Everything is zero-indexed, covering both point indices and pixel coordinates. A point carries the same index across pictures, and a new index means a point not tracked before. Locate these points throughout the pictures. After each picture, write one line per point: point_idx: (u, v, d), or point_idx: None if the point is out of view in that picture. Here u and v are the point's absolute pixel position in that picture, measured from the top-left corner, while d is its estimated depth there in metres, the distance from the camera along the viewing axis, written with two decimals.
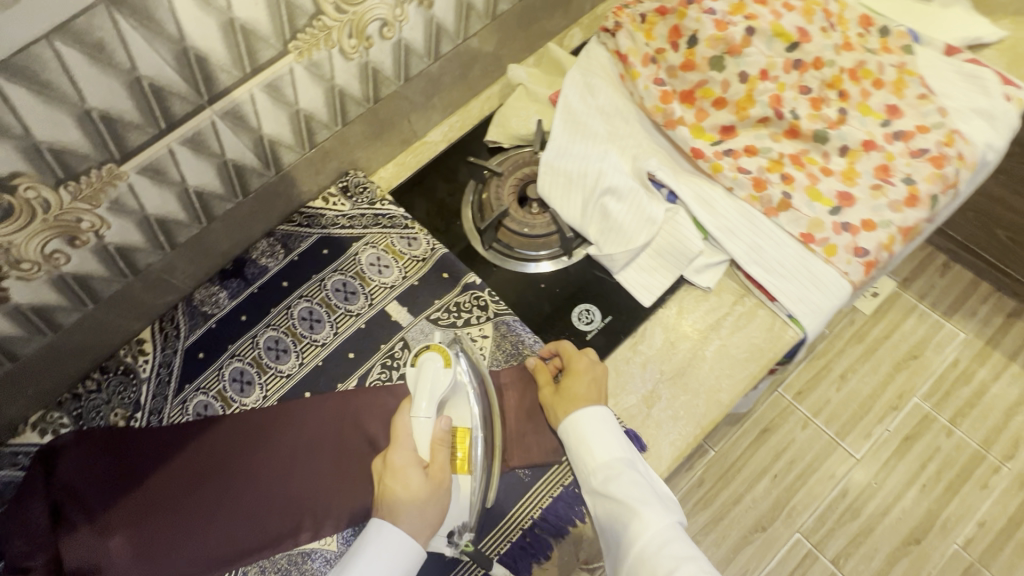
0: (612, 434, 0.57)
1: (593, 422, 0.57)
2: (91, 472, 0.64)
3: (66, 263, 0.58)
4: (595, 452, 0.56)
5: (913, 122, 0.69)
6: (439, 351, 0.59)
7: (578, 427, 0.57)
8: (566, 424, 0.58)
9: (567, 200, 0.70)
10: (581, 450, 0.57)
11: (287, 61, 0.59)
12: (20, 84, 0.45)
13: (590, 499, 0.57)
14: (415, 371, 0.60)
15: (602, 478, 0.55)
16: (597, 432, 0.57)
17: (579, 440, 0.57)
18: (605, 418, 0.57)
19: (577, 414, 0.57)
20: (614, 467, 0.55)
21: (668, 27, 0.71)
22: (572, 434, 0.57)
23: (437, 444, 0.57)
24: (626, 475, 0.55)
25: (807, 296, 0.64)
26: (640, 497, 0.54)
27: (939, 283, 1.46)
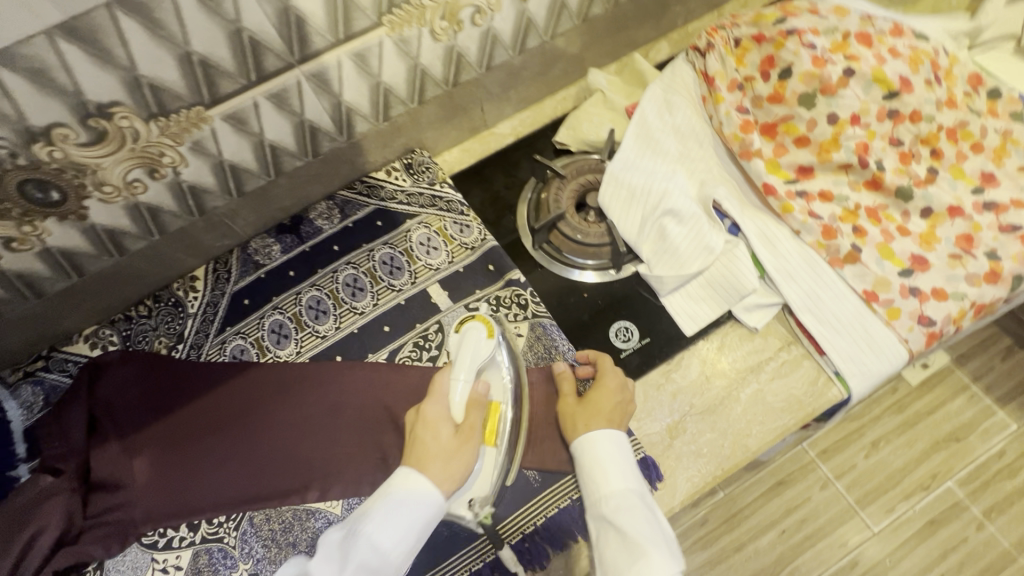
0: (626, 463, 0.55)
1: (611, 444, 0.55)
2: (128, 394, 0.68)
3: (143, 193, 0.61)
4: (609, 478, 0.54)
5: (1009, 194, 0.65)
6: (483, 321, 0.59)
7: (593, 448, 0.55)
8: (581, 442, 0.56)
9: (626, 213, 0.69)
10: (594, 473, 0.55)
11: (378, 33, 0.61)
12: (135, 19, 0.47)
13: (597, 530, 0.54)
14: (457, 337, 0.60)
15: (613, 507, 0.53)
16: (612, 457, 0.55)
17: (594, 462, 0.55)
18: (623, 444, 0.56)
19: (594, 433, 0.56)
20: (626, 496, 0.53)
21: (762, 55, 0.69)
22: (587, 454, 0.55)
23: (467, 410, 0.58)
24: (636, 509, 0.52)
25: (859, 356, 0.60)
26: (650, 536, 0.50)
27: (998, 367, 1.37)
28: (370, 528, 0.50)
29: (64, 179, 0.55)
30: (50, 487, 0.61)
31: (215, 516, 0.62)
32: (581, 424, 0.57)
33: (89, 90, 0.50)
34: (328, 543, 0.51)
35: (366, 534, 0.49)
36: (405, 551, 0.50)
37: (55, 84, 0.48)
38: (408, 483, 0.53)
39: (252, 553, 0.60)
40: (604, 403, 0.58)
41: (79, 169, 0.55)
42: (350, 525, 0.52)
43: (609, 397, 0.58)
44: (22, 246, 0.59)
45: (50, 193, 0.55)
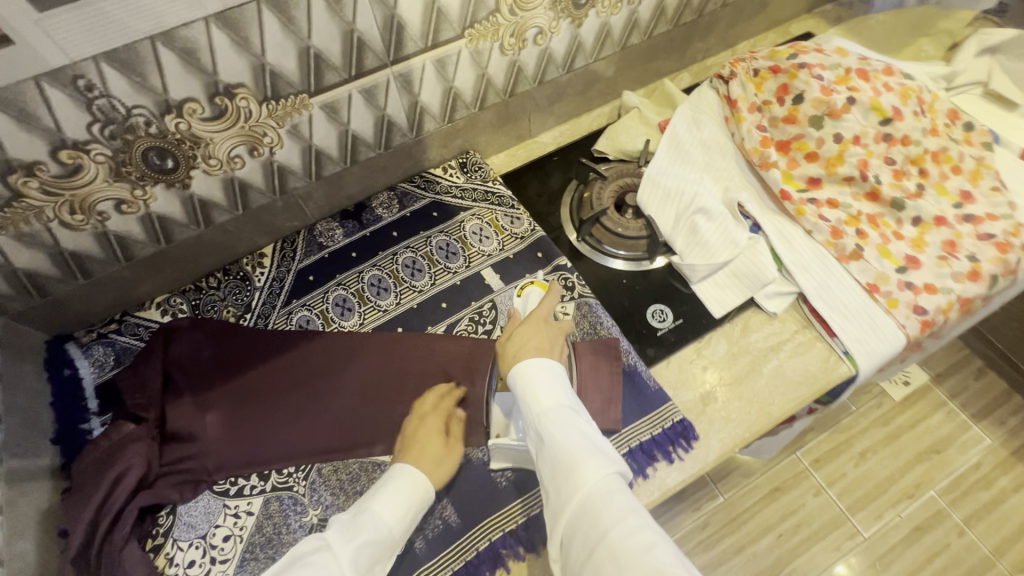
0: (557, 383, 0.57)
1: (542, 369, 0.58)
2: (199, 356, 0.72)
3: (240, 168, 0.69)
4: (541, 397, 0.56)
5: (984, 209, 0.76)
6: (539, 286, 0.74)
7: (525, 373, 0.58)
8: (514, 371, 0.59)
9: (661, 210, 0.79)
10: (528, 393, 0.57)
11: (458, 44, 0.70)
12: (275, 14, 0.56)
13: (534, 449, 0.55)
14: (520, 300, 0.73)
15: (546, 423, 0.54)
16: (543, 379, 0.57)
17: (527, 386, 0.57)
18: (554, 368, 0.59)
19: (527, 361, 0.58)
20: (559, 412, 0.55)
21: (778, 83, 0.80)
22: (521, 379, 0.58)
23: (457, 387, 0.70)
24: (567, 421, 0.54)
25: (865, 337, 0.69)
26: (582, 444, 0.53)
27: (972, 386, 1.48)
28: (376, 505, 0.58)
29: (181, 149, 0.62)
30: (133, 433, 0.65)
31: (284, 467, 0.66)
32: (513, 354, 0.61)
33: (223, 72, 0.58)
34: (338, 522, 0.57)
35: (372, 512, 0.57)
36: (405, 525, 0.57)
37: (199, 64, 0.56)
38: (396, 475, 0.60)
39: (321, 500, 0.64)
40: (540, 337, 0.62)
41: (196, 141, 0.62)
42: (356, 506, 0.59)
43: (539, 333, 0.63)
44: (129, 209, 0.65)
45: (166, 160, 0.62)
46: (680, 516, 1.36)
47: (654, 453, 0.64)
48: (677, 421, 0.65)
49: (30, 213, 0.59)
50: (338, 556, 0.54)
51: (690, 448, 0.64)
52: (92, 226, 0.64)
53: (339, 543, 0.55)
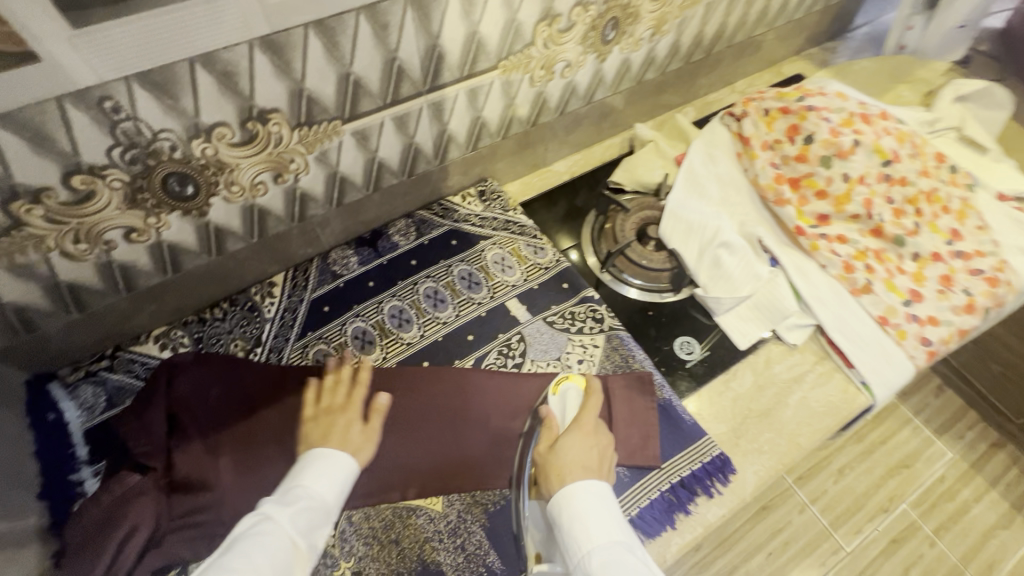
0: (610, 516, 0.53)
1: (589, 497, 0.54)
2: (207, 395, 0.66)
3: (262, 195, 0.65)
4: (590, 532, 0.51)
5: (972, 246, 0.81)
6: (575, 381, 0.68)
7: (572, 503, 0.53)
8: (558, 499, 0.54)
9: (685, 244, 0.80)
10: (576, 528, 0.52)
11: (492, 75, 0.70)
12: (321, 40, 0.53)
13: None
14: (555, 399, 0.67)
15: (597, 565, 0.49)
16: (592, 511, 0.53)
17: (574, 519, 0.52)
18: (601, 496, 0.54)
19: (571, 488, 0.54)
20: (610, 551, 0.50)
21: (788, 123, 0.84)
22: (567, 510, 0.53)
23: (343, 361, 0.68)
24: (625, 561, 0.49)
25: (880, 368, 0.73)
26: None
27: (933, 403, 1.58)
28: (306, 480, 0.55)
29: (204, 176, 0.58)
30: (138, 486, 0.59)
31: None
32: (558, 471, 0.57)
33: (260, 96, 0.54)
34: (266, 502, 0.53)
35: (304, 487, 0.55)
36: (338, 492, 0.56)
37: (236, 88, 0.52)
38: (319, 453, 0.59)
39: (354, 550, 0.59)
40: (588, 454, 0.58)
41: (220, 167, 0.58)
42: (283, 486, 0.55)
43: (588, 446, 0.59)
44: (139, 237, 0.60)
45: (187, 187, 0.58)
46: None
47: (695, 489, 0.64)
48: (715, 456, 0.66)
49: (29, 243, 0.53)
50: (285, 523, 0.51)
51: (730, 482, 0.64)
52: (96, 256, 0.58)
53: (280, 509, 0.52)
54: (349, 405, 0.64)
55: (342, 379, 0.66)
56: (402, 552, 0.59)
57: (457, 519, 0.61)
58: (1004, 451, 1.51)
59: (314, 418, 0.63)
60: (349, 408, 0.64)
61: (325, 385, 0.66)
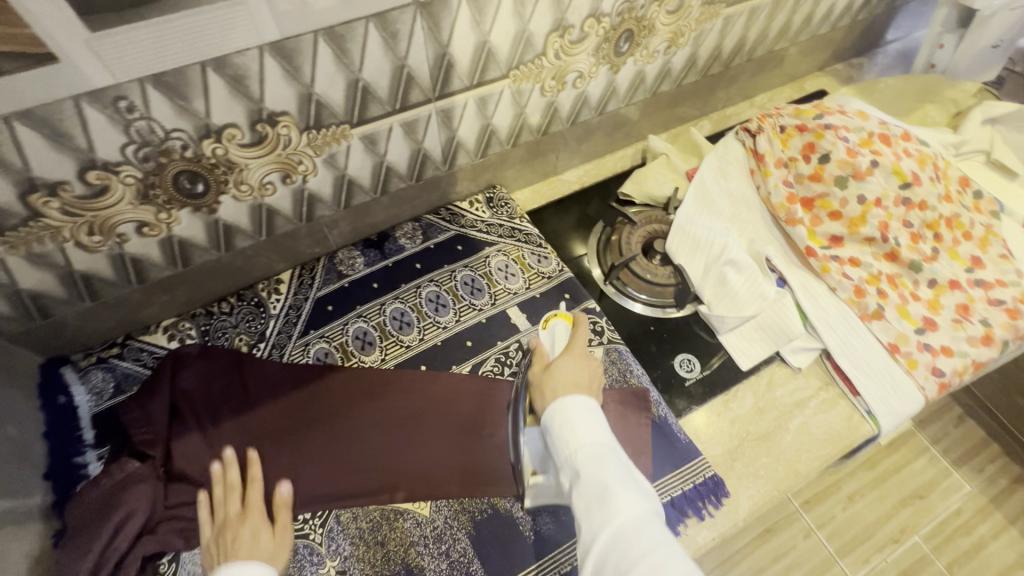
0: (597, 418, 0.56)
1: (579, 402, 0.57)
2: (208, 388, 0.68)
3: (270, 195, 0.66)
4: (578, 432, 0.54)
5: (994, 275, 0.78)
6: (564, 318, 0.74)
7: (564, 406, 0.56)
8: (552, 405, 0.57)
9: (690, 259, 0.79)
10: (565, 427, 0.55)
11: (502, 84, 0.70)
12: (331, 47, 0.54)
13: (569, 487, 0.53)
14: (545, 333, 0.73)
15: (582, 458, 0.52)
16: (581, 412, 0.56)
17: (565, 421, 0.55)
18: (592, 404, 0.57)
19: (565, 398, 0.57)
20: (595, 447, 0.53)
21: (804, 141, 0.82)
22: (558, 412, 0.56)
23: (227, 463, 0.61)
24: (606, 455, 0.52)
25: (887, 398, 0.70)
26: (618, 477, 0.50)
27: (953, 433, 1.53)
28: None
29: (214, 174, 0.59)
30: (137, 472, 0.61)
31: (300, 513, 0.62)
32: (552, 388, 0.60)
33: (270, 100, 0.56)
34: None
35: None
36: None
37: (246, 91, 0.53)
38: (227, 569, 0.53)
39: (340, 550, 0.60)
40: (580, 372, 0.62)
41: (230, 167, 0.60)
42: None
43: (579, 366, 0.63)
44: (151, 231, 0.61)
45: (197, 184, 0.59)
46: None
47: (685, 510, 0.63)
48: (707, 477, 0.65)
49: (45, 233, 0.55)
50: None
51: (721, 506, 0.63)
52: (109, 247, 0.60)
53: None
54: (247, 510, 0.59)
55: (231, 485, 0.61)
56: (387, 554, 0.60)
57: (443, 525, 0.62)
58: None
59: (217, 536, 0.58)
60: (249, 512, 0.59)
61: (214, 497, 0.60)
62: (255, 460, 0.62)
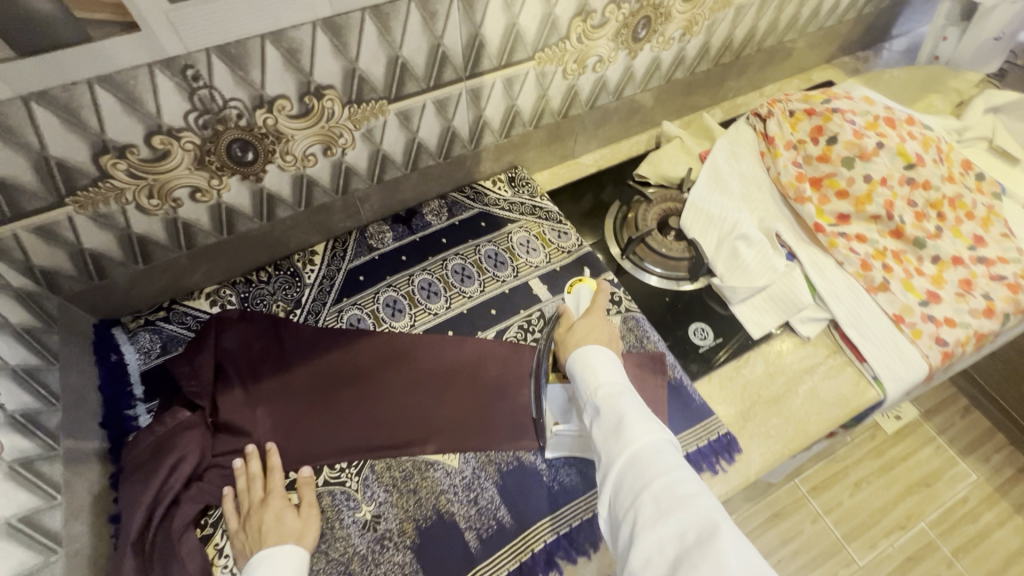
0: (616, 364, 0.60)
1: (599, 352, 0.61)
2: (249, 348, 0.72)
3: (312, 166, 0.71)
4: (599, 373, 0.59)
5: (996, 252, 0.81)
6: (587, 283, 0.79)
7: (585, 354, 0.61)
8: (574, 355, 0.62)
9: (704, 234, 0.83)
10: (587, 372, 0.59)
11: (528, 65, 0.75)
12: (376, 24, 0.59)
13: (590, 424, 0.58)
14: (570, 297, 0.78)
15: (602, 397, 0.57)
16: (602, 359, 0.60)
17: (585, 365, 0.60)
18: (610, 351, 0.61)
19: (586, 346, 0.62)
20: (614, 386, 0.57)
21: (812, 125, 0.86)
22: (580, 359, 0.61)
23: (249, 458, 0.64)
24: (624, 394, 0.57)
25: (892, 364, 0.74)
26: (635, 412, 0.55)
27: (959, 423, 1.55)
28: None
29: (263, 144, 0.64)
30: (187, 420, 0.65)
31: (336, 463, 0.66)
32: (574, 343, 0.65)
33: (318, 73, 0.60)
34: None
35: None
36: None
37: (298, 64, 0.58)
38: (262, 553, 0.56)
39: (375, 496, 0.64)
40: (600, 329, 0.67)
41: (278, 137, 0.64)
42: None
43: (599, 325, 0.68)
44: (203, 197, 0.66)
45: (247, 153, 0.64)
46: None
47: (700, 465, 0.67)
48: (721, 435, 0.69)
49: (110, 194, 0.60)
50: None
51: (735, 462, 0.67)
52: (164, 212, 0.65)
53: None
54: (269, 496, 0.61)
55: (253, 475, 0.63)
56: (419, 500, 0.64)
57: (471, 475, 0.65)
58: None
59: (244, 524, 0.60)
60: (272, 497, 0.61)
61: (239, 491, 0.62)
62: (273, 449, 0.65)
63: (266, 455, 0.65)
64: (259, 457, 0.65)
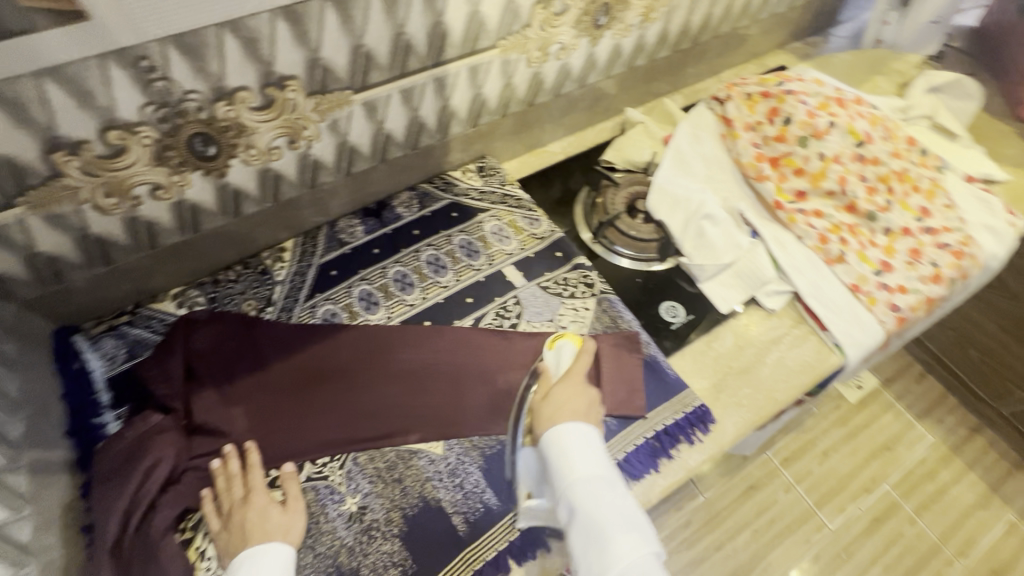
0: (593, 453, 0.58)
1: (576, 436, 0.59)
2: (220, 348, 0.70)
3: (277, 160, 0.70)
4: (575, 464, 0.57)
5: (940, 222, 0.86)
6: (571, 339, 0.73)
7: (561, 440, 0.58)
8: (549, 435, 0.59)
9: (671, 215, 0.86)
10: (563, 463, 0.57)
11: (492, 54, 0.75)
12: (337, 12, 0.58)
13: (564, 522, 0.55)
14: (551, 353, 0.72)
15: (579, 495, 0.54)
16: (578, 447, 0.58)
17: (561, 453, 0.57)
18: (588, 435, 0.59)
19: (561, 427, 0.59)
20: (592, 482, 0.55)
21: (768, 106, 0.90)
22: (555, 445, 0.58)
23: (227, 458, 0.63)
24: (603, 493, 0.54)
25: (852, 331, 0.78)
26: (614, 518, 0.52)
27: (915, 389, 1.64)
28: None
29: (225, 137, 0.63)
30: (159, 424, 0.63)
31: (319, 458, 0.66)
32: (549, 415, 0.62)
33: (280, 64, 0.59)
34: None
35: None
36: None
37: (258, 54, 0.57)
38: (249, 553, 0.56)
39: (359, 488, 0.64)
40: (578, 400, 0.64)
41: (240, 130, 0.63)
42: None
43: (578, 394, 0.65)
44: (164, 195, 0.64)
45: (209, 147, 0.63)
46: (663, 517, 1.41)
47: (678, 437, 0.69)
48: (696, 406, 0.71)
49: (64, 194, 0.57)
50: None
51: (710, 431, 0.70)
52: (123, 210, 0.63)
53: None
54: (249, 494, 0.61)
55: (233, 473, 0.62)
56: (404, 489, 0.64)
57: (455, 461, 0.66)
58: (982, 435, 1.57)
59: (226, 524, 0.59)
60: (253, 497, 0.60)
61: (218, 491, 0.61)
62: (252, 448, 0.64)
63: (246, 454, 0.64)
64: (238, 456, 0.64)
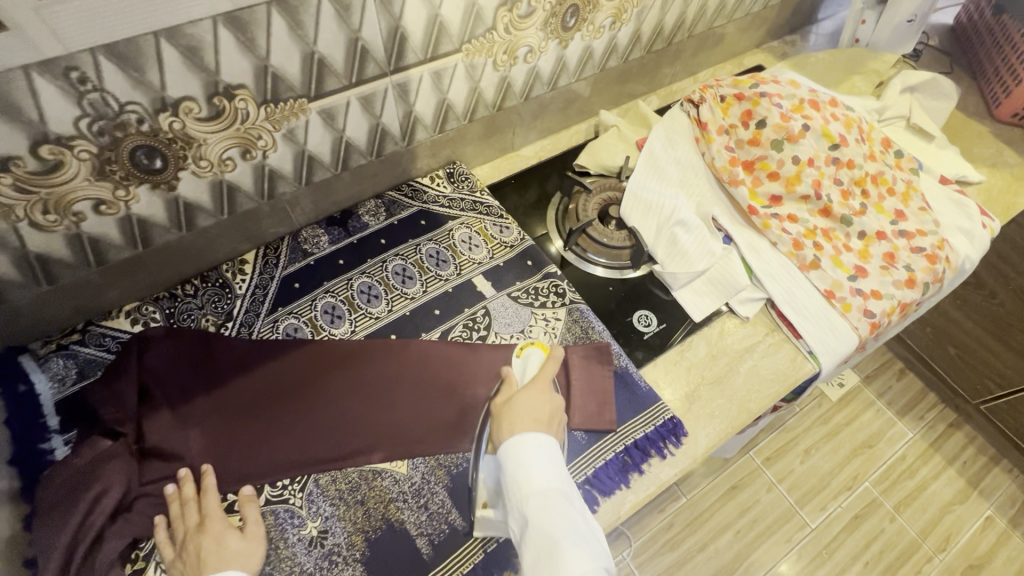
0: (551, 464, 0.57)
1: (536, 446, 0.57)
2: (174, 367, 0.68)
3: (231, 171, 0.67)
4: (532, 477, 0.55)
5: (915, 225, 0.85)
6: (539, 347, 0.71)
7: (519, 450, 0.57)
8: (508, 445, 0.58)
9: (644, 222, 0.85)
10: (519, 474, 0.56)
11: (456, 58, 0.73)
12: (285, 18, 0.56)
13: (517, 536, 0.54)
14: (518, 360, 0.70)
15: (533, 509, 0.53)
16: (537, 458, 0.57)
17: (519, 464, 0.56)
18: (547, 445, 0.58)
19: (520, 436, 0.58)
20: (549, 495, 0.54)
21: (742, 109, 0.89)
22: (514, 455, 0.57)
23: (182, 482, 0.61)
24: (558, 507, 0.53)
25: (825, 338, 0.77)
26: (568, 533, 0.52)
27: (895, 386, 1.65)
28: None
29: (171, 149, 0.60)
30: (110, 450, 0.61)
31: (278, 480, 0.63)
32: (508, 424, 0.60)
33: (226, 72, 0.57)
34: None
35: None
36: None
37: (201, 63, 0.54)
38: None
39: (321, 511, 0.62)
40: (541, 406, 0.62)
41: (188, 141, 0.60)
42: None
43: (540, 400, 0.63)
44: (109, 209, 0.61)
45: (155, 160, 0.60)
46: (646, 520, 1.40)
47: (648, 450, 0.67)
48: (667, 419, 0.70)
49: None
50: None
51: (682, 443, 0.68)
52: (65, 227, 0.60)
53: None
54: (204, 520, 0.58)
55: (187, 499, 0.60)
56: (367, 511, 0.62)
57: (420, 481, 0.64)
58: (960, 431, 1.58)
59: (180, 552, 0.57)
60: (208, 524, 0.58)
61: (172, 518, 0.59)
62: (208, 470, 0.62)
63: (202, 477, 0.62)
64: (193, 479, 0.62)
